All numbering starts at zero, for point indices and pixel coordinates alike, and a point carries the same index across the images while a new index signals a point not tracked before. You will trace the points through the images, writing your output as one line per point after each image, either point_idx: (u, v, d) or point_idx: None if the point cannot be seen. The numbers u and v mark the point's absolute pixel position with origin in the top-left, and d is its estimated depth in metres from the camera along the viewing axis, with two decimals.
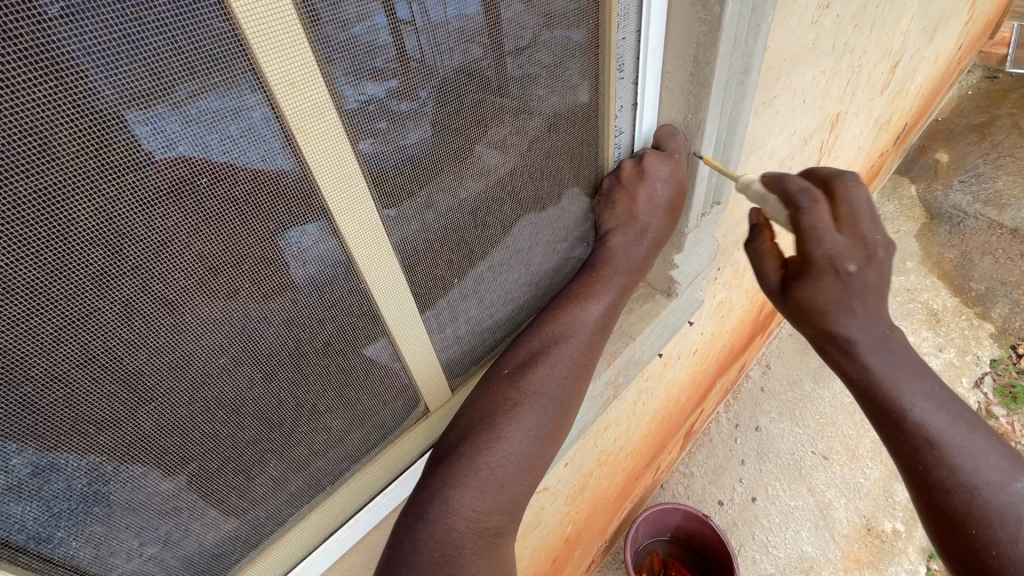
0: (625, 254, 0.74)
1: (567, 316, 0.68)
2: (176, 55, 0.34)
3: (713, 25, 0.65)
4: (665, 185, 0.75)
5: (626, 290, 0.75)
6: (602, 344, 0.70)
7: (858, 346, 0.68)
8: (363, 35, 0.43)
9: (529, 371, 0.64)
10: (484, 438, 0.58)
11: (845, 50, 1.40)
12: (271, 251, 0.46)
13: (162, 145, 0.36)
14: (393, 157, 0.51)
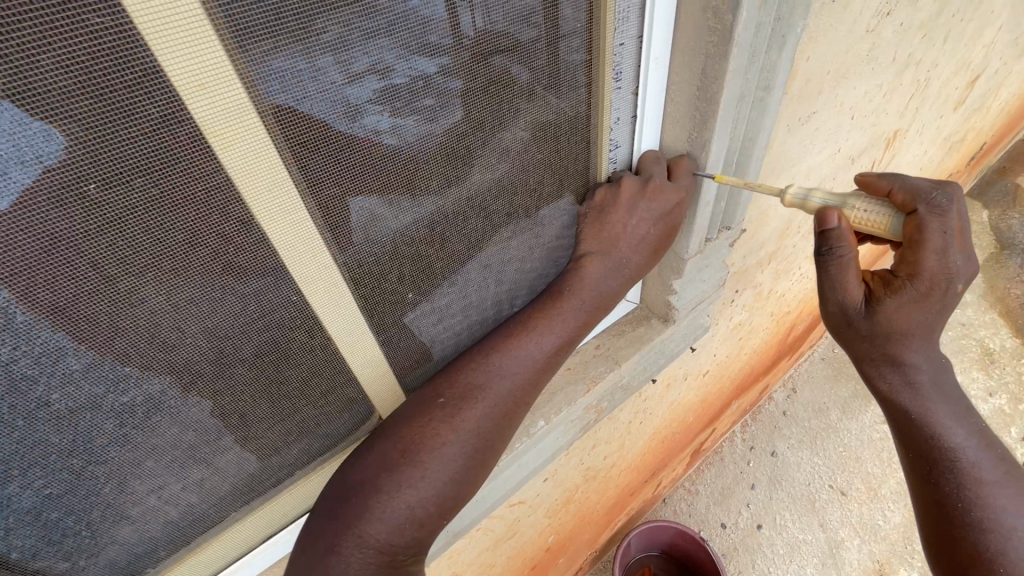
0: (595, 286, 0.66)
1: (515, 348, 0.64)
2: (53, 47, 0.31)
3: (724, 36, 0.57)
4: (656, 216, 0.68)
5: (590, 325, 0.68)
6: (546, 379, 0.67)
7: (921, 380, 0.75)
8: (289, 30, 0.38)
9: (466, 405, 0.61)
10: (407, 473, 0.56)
11: (910, 62, 1.25)
12: (185, 265, 0.43)
13: (42, 150, 0.33)
14: (330, 167, 0.46)
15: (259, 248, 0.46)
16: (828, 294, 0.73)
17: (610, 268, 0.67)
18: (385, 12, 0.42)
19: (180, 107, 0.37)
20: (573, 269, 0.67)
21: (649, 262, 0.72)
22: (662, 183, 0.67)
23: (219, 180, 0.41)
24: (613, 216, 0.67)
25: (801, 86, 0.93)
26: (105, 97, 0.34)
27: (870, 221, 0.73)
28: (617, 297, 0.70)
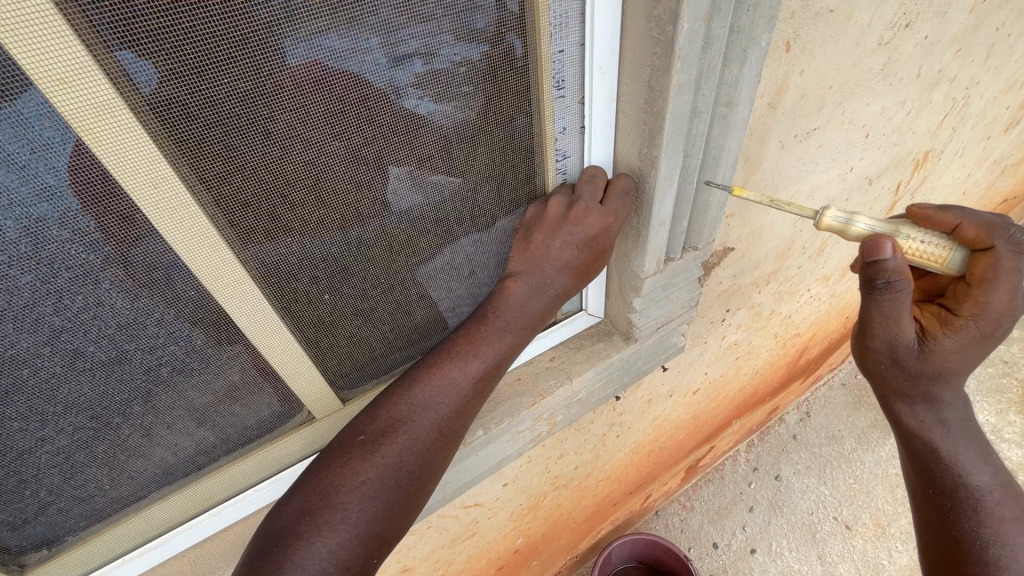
0: (518, 306, 0.66)
1: (439, 377, 0.62)
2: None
3: (667, 47, 0.53)
4: (578, 241, 0.65)
5: (518, 349, 0.67)
6: (477, 406, 0.65)
7: (951, 418, 0.76)
8: (174, 22, 0.38)
9: (386, 441, 0.58)
10: (324, 514, 0.54)
11: (941, 79, 1.15)
12: (67, 257, 0.45)
13: None
14: (220, 166, 0.46)
15: (145, 244, 0.47)
16: (879, 331, 0.67)
17: (534, 289, 0.67)
18: (305, 10, 0.42)
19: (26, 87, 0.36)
20: (499, 291, 0.68)
21: (582, 284, 0.71)
22: (587, 207, 0.65)
23: (92, 170, 0.41)
24: (535, 238, 0.67)
25: (795, 101, 0.86)
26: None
27: (929, 254, 0.70)
28: (546, 317, 0.69)
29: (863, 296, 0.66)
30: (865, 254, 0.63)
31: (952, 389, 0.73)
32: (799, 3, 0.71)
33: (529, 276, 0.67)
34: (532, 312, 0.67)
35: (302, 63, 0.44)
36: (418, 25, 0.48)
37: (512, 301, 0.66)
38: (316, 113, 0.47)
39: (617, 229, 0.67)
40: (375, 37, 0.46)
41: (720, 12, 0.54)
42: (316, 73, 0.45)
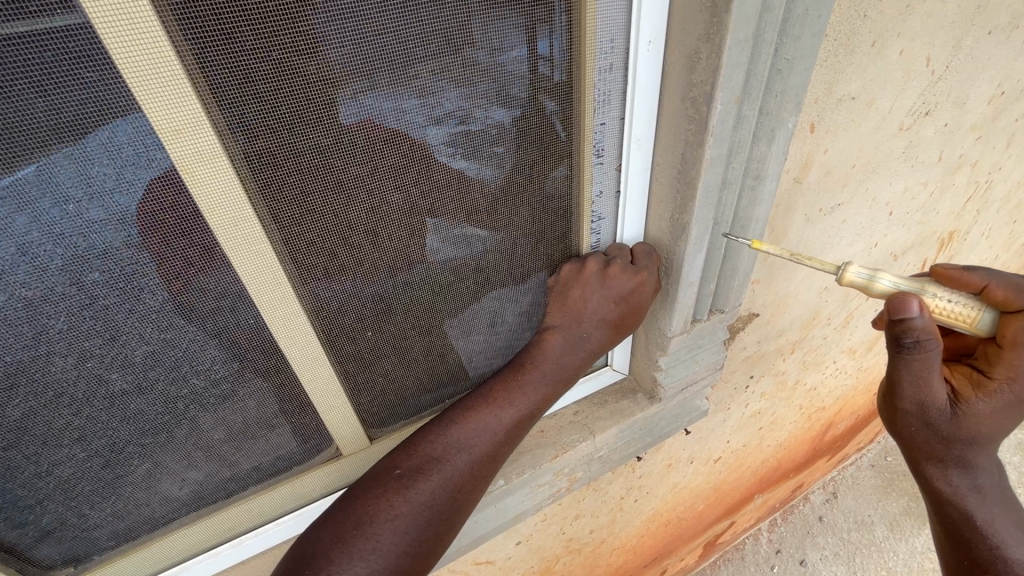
0: (555, 356, 0.70)
1: (475, 420, 0.64)
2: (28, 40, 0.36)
3: (700, 125, 0.58)
4: (616, 297, 0.69)
5: (552, 401, 0.70)
6: (507, 453, 0.67)
7: (987, 484, 0.73)
8: (279, 85, 0.44)
9: (421, 476, 0.59)
10: (358, 542, 0.54)
11: (963, 163, 1.19)
12: (145, 282, 0.49)
13: (43, 180, 0.41)
14: (295, 211, 0.51)
15: (218, 275, 0.51)
16: (910, 391, 0.66)
17: (570, 340, 0.70)
18: (392, 77, 0.49)
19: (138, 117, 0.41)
20: (537, 341, 0.71)
21: (615, 339, 0.73)
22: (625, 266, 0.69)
23: (186, 208, 0.46)
24: (576, 294, 0.70)
25: (819, 176, 0.90)
26: (64, 94, 0.38)
27: (956, 313, 0.69)
28: (580, 373, 0.72)
29: (893, 354, 0.65)
30: (891, 312, 0.62)
31: (988, 454, 0.71)
32: (823, 91, 0.76)
33: (567, 327, 0.71)
34: (568, 363, 0.70)
35: (370, 121, 0.50)
36: (460, 91, 0.53)
37: (550, 350, 0.70)
38: (382, 166, 0.53)
39: (650, 291, 0.71)
40: (428, 100, 0.52)
41: (750, 97, 0.59)
42: (386, 134, 0.51)
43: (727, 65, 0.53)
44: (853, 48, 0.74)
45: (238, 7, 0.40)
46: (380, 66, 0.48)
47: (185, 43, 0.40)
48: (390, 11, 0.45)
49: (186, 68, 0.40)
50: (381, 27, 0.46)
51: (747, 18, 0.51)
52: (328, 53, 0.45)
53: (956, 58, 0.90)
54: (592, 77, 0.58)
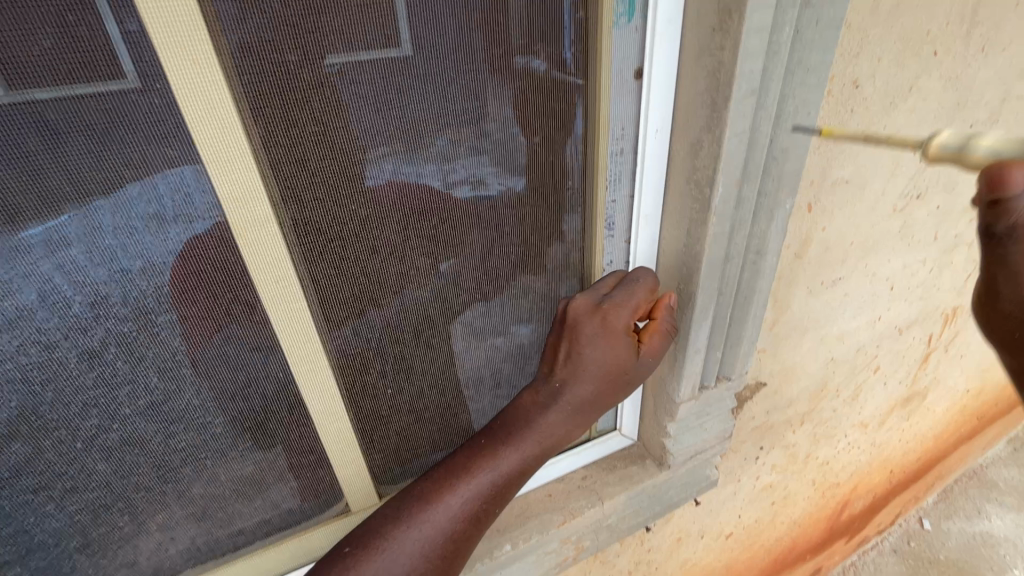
0: (524, 421, 0.67)
1: (431, 494, 0.62)
2: (90, 100, 0.40)
3: (703, 204, 0.64)
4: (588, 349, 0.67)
5: (527, 471, 0.66)
6: (471, 532, 0.62)
7: None
8: (330, 163, 0.51)
9: (363, 557, 0.57)
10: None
11: (958, 243, 1.24)
12: (189, 335, 0.53)
13: (115, 248, 0.46)
14: (331, 272, 0.56)
15: (256, 328, 0.55)
16: None
17: (541, 403, 0.68)
18: (425, 157, 0.56)
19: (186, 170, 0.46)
20: (512, 409, 0.69)
21: (601, 400, 0.69)
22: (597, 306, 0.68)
23: (236, 267, 0.51)
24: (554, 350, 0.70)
25: (819, 252, 0.95)
26: (144, 176, 0.44)
27: None
28: (566, 435, 0.68)
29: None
30: None
31: None
32: (817, 175, 0.83)
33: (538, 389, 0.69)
34: (538, 428, 0.66)
35: (388, 182, 0.55)
36: (484, 170, 0.60)
37: (521, 418, 0.67)
38: (403, 226, 0.58)
39: (627, 327, 0.67)
40: (446, 171, 0.58)
41: (749, 180, 0.65)
42: (399, 191, 0.55)
43: (726, 153, 0.60)
44: (844, 138, 0.81)
45: (301, 100, 0.47)
46: (405, 138, 0.53)
47: (256, 128, 0.46)
48: (411, 88, 0.51)
49: (253, 145, 0.47)
50: (404, 104, 0.52)
51: (743, 113, 0.58)
52: (373, 137, 0.52)
53: None
54: (604, 158, 0.65)
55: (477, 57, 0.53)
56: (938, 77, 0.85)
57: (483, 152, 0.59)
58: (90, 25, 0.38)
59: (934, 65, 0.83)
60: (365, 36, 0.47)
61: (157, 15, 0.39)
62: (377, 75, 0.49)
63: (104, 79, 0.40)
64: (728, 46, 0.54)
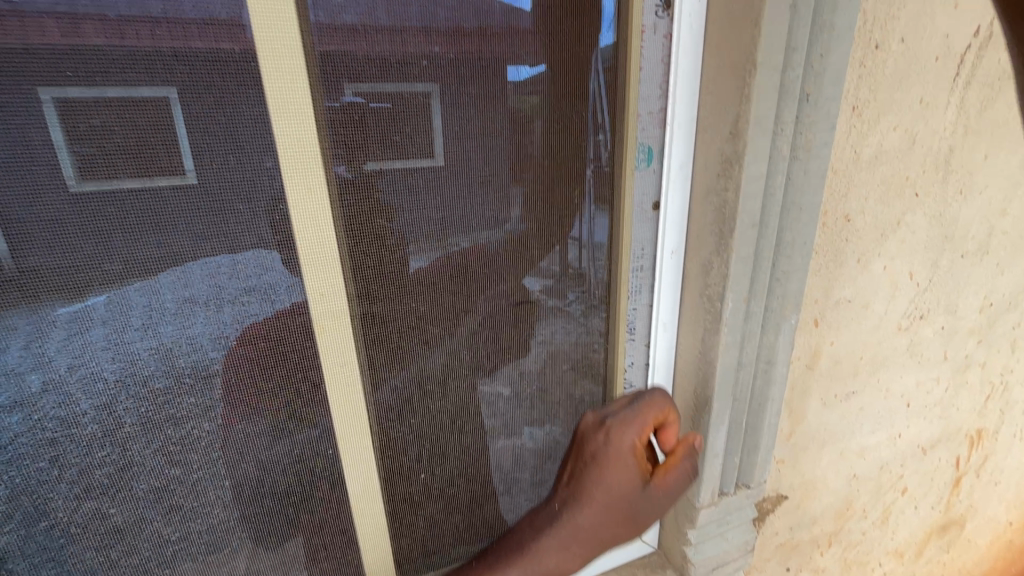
0: (523, 543, 0.72)
1: None
2: (215, 216, 0.53)
3: (716, 316, 0.72)
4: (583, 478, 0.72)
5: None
6: None
7: None
8: (398, 270, 0.62)
9: None
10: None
11: (970, 363, 1.27)
12: (259, 411, 0.60)
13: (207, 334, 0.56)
14: (388, 360, 0.65)
15: (316, 407, 0.63)
16: None
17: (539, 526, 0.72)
18: (471, 265, 0.67)
19: (272, 254, 0.56)
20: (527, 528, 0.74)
21: (605, 531, 0.71)
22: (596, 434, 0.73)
23: (308, 350, 0.60)
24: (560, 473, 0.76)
25: (829, 365, 1.00)
26: (236, 278, 0.56)
27: None
28: (566, 565, 0.70)
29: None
30: None
31: None
32: (820, 294, 0.91)
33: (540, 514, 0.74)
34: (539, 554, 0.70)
35: (428, 265, 0.64)
36: (520, 278, 0.70)
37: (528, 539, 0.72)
38: (440, 309, 0.66)
39: (623, 456, 0.71)
40: (474, 266, 0.67)
41: (756, 297, 0.73)
42: (428, 274, 0.64)
43: (733, 274, 0.70)
44: (841, 263, 0.91)
45: (382, 221, 0.60)
46: (443, 233, 0.64)
47: (346, 241, 0.59)
48: (444, 190, 0.63)
49: (342, 255, 0.59)
50: (438, 202, 0.63)
51: (746, 240, 0.69)
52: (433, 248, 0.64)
53: (936, 274, 1.06)
54: (628, 273, 0.76)
55: (501, 170, 0.65)
56: (923, 213, 0.96)
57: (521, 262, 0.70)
58: (162, 130, 0.50)
59: (917, 203, 0.94)
60: (408, 149, 0.59)
61: (292, 156, 0.54)
62: (414, 177, 0.60)
63: (167, 173, 0.51)
64: (733, 187, 0.66)
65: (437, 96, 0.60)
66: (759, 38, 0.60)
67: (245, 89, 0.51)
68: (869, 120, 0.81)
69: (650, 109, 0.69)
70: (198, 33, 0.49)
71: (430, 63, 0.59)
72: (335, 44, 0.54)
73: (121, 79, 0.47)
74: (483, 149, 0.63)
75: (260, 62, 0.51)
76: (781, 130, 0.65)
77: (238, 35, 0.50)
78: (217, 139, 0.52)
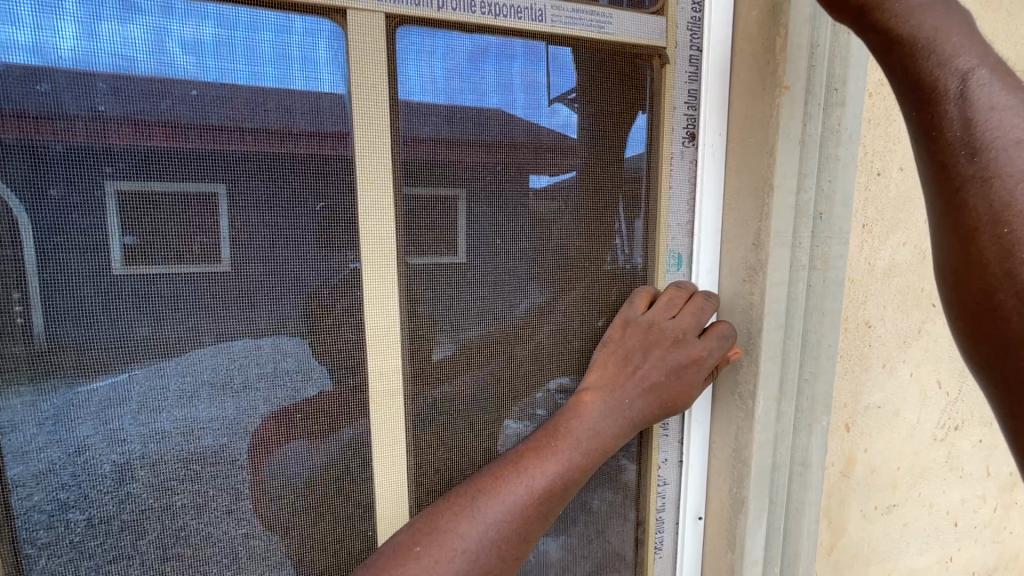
0: (592, 423, 0.67)
1: (501, 488, 0.62)
2: (290, 311, 0.63)
3: (748, 414, 0.75)
4: (670, 365, 0.70)
5: (588, 470, 0.66)
6: (538, 528, 0.63)
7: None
8: (444, 355, 0.71)
9: (440, 538, 0.59)
10: (416, 558, 0.57)
11: (1015, 481, 1.22)
12: (309, 482, 0.67)
13: (256, 412, 0.65)
14: (431, 439, 0.72)
15: (361, 480, 0.69)
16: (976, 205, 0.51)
17: (609, 408, 0.68)
18: (506, 354, 0.75)
19: (304, 343, 0.65)
20: (574, 404, 0.68)
21: (662, 396, 0.70)
22: (684, 336, 0.71)
23: (358, 429, 0.68)
24: (625, 352, 0.71)
25: (866, 473, 0.98)
26: (282, 363, 0.65)
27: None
28: (617, 442, 0.68)
29: (973, 232, 0.52)
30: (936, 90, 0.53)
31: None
32: (850, 398, 0.93)
33: (607, 394, 0.68)
34: (600, 422, 0.67)
35: (447, 354, 0.71)
36: (550, 369, 0.77)
37: (586, 413, 0.67)
38: (462, 395, 0.73)
39: (707, 367, 0.71)
40: (494, 365, 0.74)
41: (786, 398, 0.76)
42: (453, 358, 0.72)
43: (763, 373, 0.74)
44: (867, 367, 0.93)
45: (436, 313, 0.70)
46: (467, 326, 0.72)
47: (406, 329, 0.68)
48: (464, 284, 0.71)
49: (402, 339, 0.68)
50: (459, 294, 0.71)
51: (773, 341, 0.74)
52: (474, 336, 0.72)
53: (965, 384, 1.07)
54: None
55: (535, 270, 0.74)
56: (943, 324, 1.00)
57: (554, 352, 0.77)
58: (213, 224, 0.60)
59: (935, 313, 0.99)
60: (435, 245, 0.69)
61: (372, 252, 0.65)
62: (438, 270, 0.69)
63: (200, 263, 0.60)
64: (758, 292, 0.72)
65: (462, 198, 0.69)
66: (774, 166, 0.70)
67: (342, 197, 0.63)
68: (881, 236, 0.89)
69: (680, 222, 0.78)
70: (305, 144, 0.62)
71: (478, 176, 0.70)
72: (417, 156, 0.66)
73: (239, 178, 0.60)
74: (508, 256, 0.72)
75: (356, 176, 0.63)
76: (799, 243, 0.73)
77: (340, 157, 0.63)
78: (309, 232, 0.63)
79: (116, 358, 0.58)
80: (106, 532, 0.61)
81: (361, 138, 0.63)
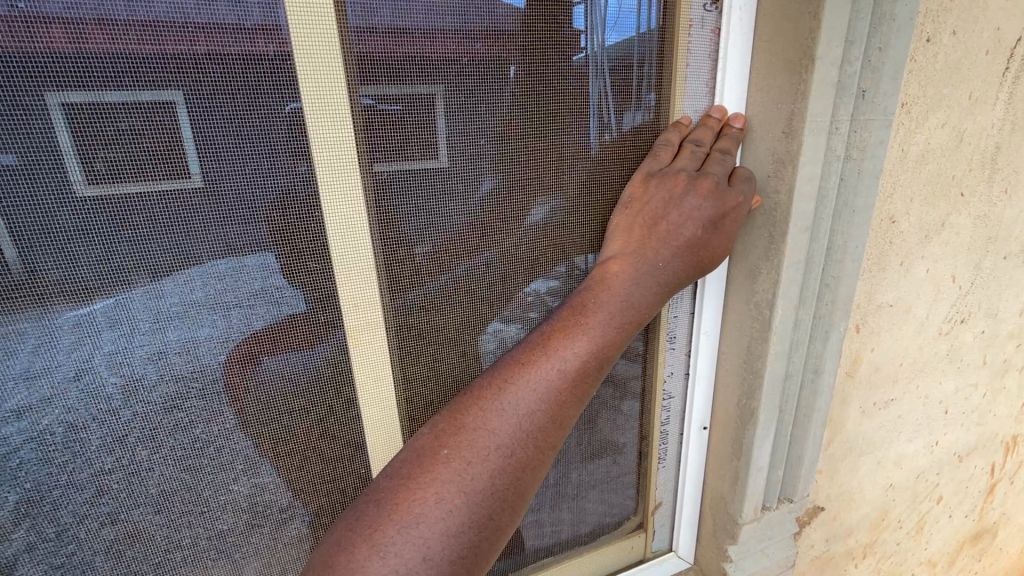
0: (623, 296, 0.59)
1: (529, 374, 0.55)
2: (237, 237, 0.53)
3: (764, 323, 0.69)
4: (707, 219, 0.60)
5: (621, 344, 0.60)
6: (574, 413, 0.57)
7: None
8: (423, 275, 0.62)
9: (465, 437, 0.52)
10: (445, 463, 0.51)
11: (1009, 368, 1.23)
12: (292, 422, 0.62)
13: (209, 350, 0.55)
14: (421, 368, 0.67)
15: (348, 415, 0.65)
16: None
17: (641, 276, 0.60)
18: (494, 270, 0.66)
19: (268, 256, 0.54)
20: (599, 275, 0.61)
21: (698, 257, 0.62)
22: (718, 183, 0.61)
23: (337, 364, 0.61)
24: (654, 209, 0.62)
25: (868, 372, 0.97)
26: (234, 291, 0.55)
27: None
28: (648, 313, 0.61)
29: None
30: None
31: None
32: (863, 298, 0.88)
33: (638, 260, 0.60)
34: (635, 295, 0.59)
35: (418, 270, 0.62)
36: (543, 282, 0.70)
37: (615, 281, 0.60)
38: (451, 318, 0.66)
39: (741, 219, 0.63)
40: (487, 259, 0.65)
41: (805, 305, 0.70)
42: (421, 272, 0.62)
43: (785, 279, 0.67)
44: (885, 266, 0.87)
45: (415, 227, 0.60)
46: (453, 244, 0.62)
47: (380, 248, 0.59)
48: (446, 193, 0.60)
49: (377, 262, 0.59)
50: (440, 206, 0.60)
51: (799, 244, 0.66)
52: (456, 250, 0.63)
53: (978, 277, 1.02)
54: None
55: (529, 173, 0.64)
56: (968, 215, 0.92)
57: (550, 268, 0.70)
58: (140, 128, 0.47)
59: (963, 204, 0.90)
60: (407, 148, 0.57)
61: (328, 161, 0.53)
62: (414, 177, 0.58)
63: (172, 176, 0.49)
64: (785, 188, 0.63)
65: (443, 89, 0.56)
66: (818, 31, 0.57)
67: (282, 90, 0.50)
68: (918, 117, 0.77)
69: (696, 108, 0.67)
70: (229, 30, 0.47)
71: (453, 60, 0.56)
72: (376, 36, 0.52)
73: (149, 82, 0.46)
74: (505, 162, 0.62)
75: (296, 63, 0.49)
76: (837, 128, 0.62)
77: (273, 39, 0.48)
78: (247, 140, 0.50)
79: (21, 303, 0.47)
80: (64, 496, 0.54)
81: (294, 7, 0.48)
